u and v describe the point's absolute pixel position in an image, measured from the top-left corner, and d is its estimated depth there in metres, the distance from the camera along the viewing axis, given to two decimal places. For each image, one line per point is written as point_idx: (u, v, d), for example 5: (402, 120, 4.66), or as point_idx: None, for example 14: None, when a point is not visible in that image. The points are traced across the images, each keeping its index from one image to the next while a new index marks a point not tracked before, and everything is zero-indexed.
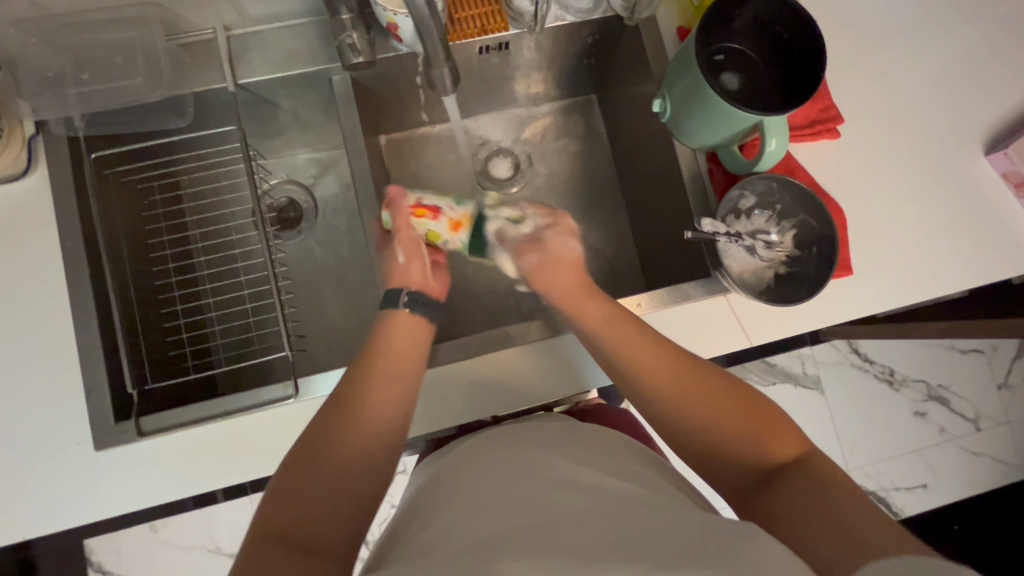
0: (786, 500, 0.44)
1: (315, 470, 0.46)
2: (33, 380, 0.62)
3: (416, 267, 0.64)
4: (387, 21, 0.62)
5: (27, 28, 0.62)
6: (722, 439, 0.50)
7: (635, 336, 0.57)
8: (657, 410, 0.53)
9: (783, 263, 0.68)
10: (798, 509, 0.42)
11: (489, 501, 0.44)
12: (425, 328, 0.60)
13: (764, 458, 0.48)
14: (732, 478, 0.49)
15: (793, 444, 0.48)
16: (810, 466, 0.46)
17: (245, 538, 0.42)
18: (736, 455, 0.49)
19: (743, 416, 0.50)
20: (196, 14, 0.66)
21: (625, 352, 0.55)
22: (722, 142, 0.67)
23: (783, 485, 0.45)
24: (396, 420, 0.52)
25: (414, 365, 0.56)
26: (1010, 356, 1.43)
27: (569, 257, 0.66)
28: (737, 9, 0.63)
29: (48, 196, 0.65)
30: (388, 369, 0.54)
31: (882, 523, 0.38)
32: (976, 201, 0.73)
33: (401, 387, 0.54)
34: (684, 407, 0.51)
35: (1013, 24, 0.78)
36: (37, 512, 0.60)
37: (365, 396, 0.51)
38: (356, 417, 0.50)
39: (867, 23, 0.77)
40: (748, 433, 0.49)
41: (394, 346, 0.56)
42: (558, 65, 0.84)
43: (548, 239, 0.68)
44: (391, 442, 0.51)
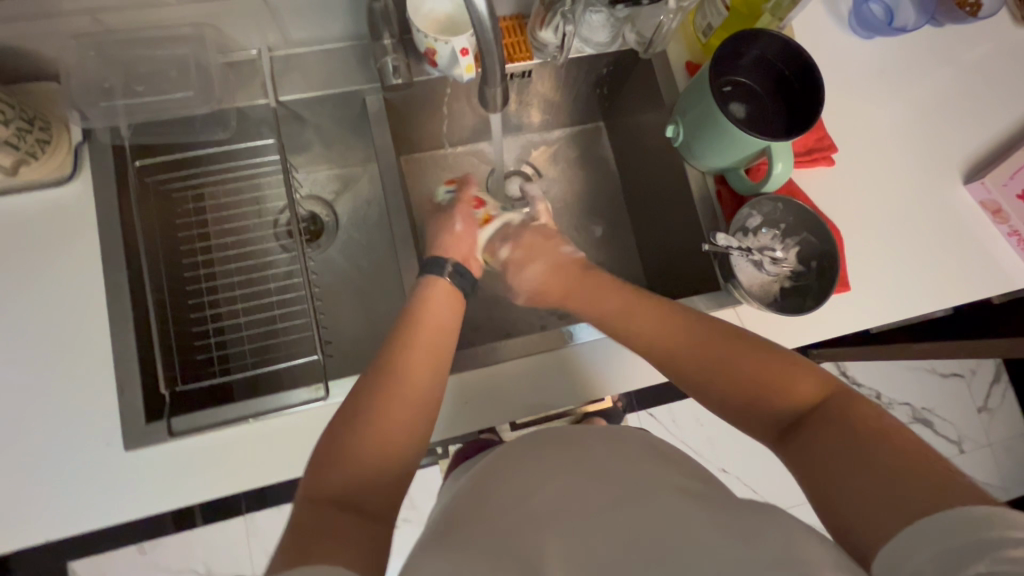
0: (816, 452, 0.46)
1: (354, 449, 0.50)
2: (63, 379, 0.63)
3: (464, 243, 0.71)
4: (426, 47, 0.66)
5: (84, 42, 0.65)
6: (745, 391, 0.53)
7: (648, 313, 0.61)
8: (690, 378, 0.56)
9: (788, 277, 0.73)
10: (829, 463, 0.45)
11: (536, 493, 0.47)
12: (455, 312, 0.63)
13: (789, 406, 0.51)
14: (771, 436, 0.51)
15: (816, 391, 0.50)
16: (832, 410, 0.48)
17: (296, 502, 0.46)
18: (761, 406, 0.52)
19: (759, 369, 0.53)
20: (245, 36, 0.71)
21: (646, 332, 0.60)
22: (731, 165, 0.72)
23: (813, 439, 0.47)
24: (427, 406, 0.55)
25: (443, 351, 0.59)
26: (987, 380, 1.50)
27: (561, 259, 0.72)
28: (744, 46, 0.70)
29: (91, 200, 0.67)
30: (420, 356, 0.57)
31: (911, 479, 0.40)
32: (958, 226, 0.80)
33: (436, 374, 0.57)
34: (709, 371, 0.55)
35: (983, 69, 0.87)
36: (61, 512, 0.60)
37: (399, 381, 0.54)
38: (389, 401, 0.53)
39: (855, 63, 0.85)
40: (770, 383, 0.52)
41: (425, 334, 0.59)
42: (572, 93, 0.90)
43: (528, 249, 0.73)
44: (423, 424, 0.54)
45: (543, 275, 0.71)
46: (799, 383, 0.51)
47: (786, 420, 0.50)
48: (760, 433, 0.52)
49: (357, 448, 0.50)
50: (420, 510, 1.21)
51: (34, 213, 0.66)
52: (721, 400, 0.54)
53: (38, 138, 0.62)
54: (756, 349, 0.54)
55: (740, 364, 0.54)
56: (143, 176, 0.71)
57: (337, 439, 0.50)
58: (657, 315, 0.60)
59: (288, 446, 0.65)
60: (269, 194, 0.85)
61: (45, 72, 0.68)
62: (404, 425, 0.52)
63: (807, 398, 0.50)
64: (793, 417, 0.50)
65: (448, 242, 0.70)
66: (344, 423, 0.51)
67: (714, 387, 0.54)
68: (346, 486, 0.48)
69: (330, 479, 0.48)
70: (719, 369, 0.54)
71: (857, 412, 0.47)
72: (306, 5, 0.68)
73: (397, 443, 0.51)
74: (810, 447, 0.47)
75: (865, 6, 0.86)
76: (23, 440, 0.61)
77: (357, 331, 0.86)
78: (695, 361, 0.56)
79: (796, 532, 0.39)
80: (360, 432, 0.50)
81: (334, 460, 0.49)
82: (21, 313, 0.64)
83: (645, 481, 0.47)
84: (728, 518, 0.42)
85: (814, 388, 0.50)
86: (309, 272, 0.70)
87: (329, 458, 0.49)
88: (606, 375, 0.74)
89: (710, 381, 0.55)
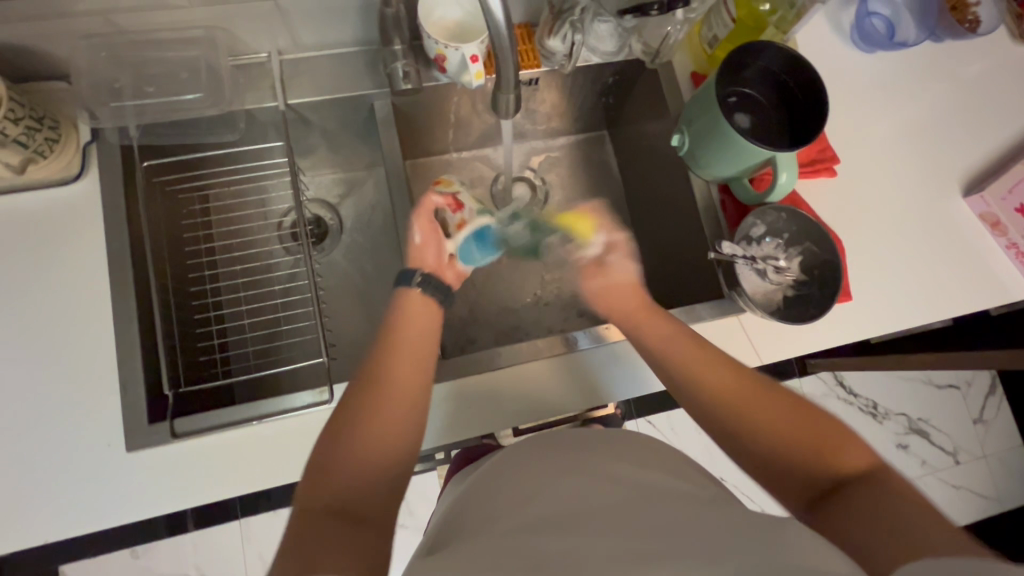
0: (848, 508, 0.45)
1: (347, 455, 0.50)
2: (66, 377, 0.63)
3: (429, 253, 0.67)
4: (436, 53, 0.67)
5: (95, 43, 0.65)
6: (790, 449, 0.51)
7: (701, 352, 0.60)
8: (729, 420, 0.55)
9: (791, 286, 0.74)
10: (859, 515, 0.44)
11: (543, 499, 0.47)
12: (434, 316, 0.63)
13: (832, 470, 0.49)
14: (803, 492, 0.49)
15: (865, 460, 0.48)
16: (881, 479, 0.46)
17: (290, 518, 0.46)
18: (803, 466, 0.50)
19: (809, 426, 0.52)
20: (255, 39, 0.71)
21: (694, 368, 0.59)
22: (735, 175, 0.73)
23: (854, 496, 0.45)
24: (414, 405, 0.55)
25: (425, 350, 0.59)
26: (983, 392, 1.51)
27: (627, 279, 0.70)
28: (749, 59, 0.71)
29: (98, 200, 0.67)
30: (404, 359, 0.57)
31: (947, 533, 0.39)
32: (957, 237, 0.81)
33: (419, 375, 0.57)
34: (756, 415, 0.54)
35: (982, 85, 0.89)
36: (61, 512, 0.60)
37: (385, 385, 0.54)
38: (375, 405, 0.53)
39: (856, 77, 0.86)
40: (817, 441, 0.50)
41: (408, 338, 0.59)
42: (577, 101, 0.91)
43: (614, 254, 0.72)
44: (413, 425, 0.54)
45: (621, 282, 0.70)
46: (847, 449, 0.49)
47: (825, 480, 0.49)
48: (792, 494, 0.50)
49: (348, 454, 0.50)
50: (417, 517, 1.20)
51: (41, 212, 0.66)
52: (762, 455, 0.52)
53: (46, 137, 0.63)
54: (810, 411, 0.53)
55: (792, 423, 0.52)
56: (151, 176, 0.71)
57: (328, 448, 0.50)
58: (711, 360, 0.59)
59: (292, 448, 0.65)
60: (275, 197, 0.85)
61: (56, 72, 0.69)
62: (391, 426, 0.52)
63: (854, 467, 0.48)
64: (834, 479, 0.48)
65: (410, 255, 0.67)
66: (334, 432, 0.51)
67: (760, 440, 0.53)
68: (343, 492, 0.48)
69: (325, 486, 0.48)
70: (768, 423, 0.53)
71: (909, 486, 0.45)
72: (317, 10, 0.68)
73: (388, 445, 0.52)
74: (849, 503, 0.45)
75: (866, 20, 0.87)
76: (25, 439, 0.61)
77: (359, 336, 0.85)
78: (741, 405, 0.55)
79: (805, 538, 0.39)
80: (352, 438, 0.50)
81: (326, 473, 0.48)
82: (24, 312, 0.64)
83: (651, 488, 0.47)
84: (737, 524, 0.42)
85: (863, 459, 0.48)
86: (315, 275, 0.70)
87: (321, 468, 0.49)
88: (609, 382, 0.75)
89: (755, 424, 0.53)
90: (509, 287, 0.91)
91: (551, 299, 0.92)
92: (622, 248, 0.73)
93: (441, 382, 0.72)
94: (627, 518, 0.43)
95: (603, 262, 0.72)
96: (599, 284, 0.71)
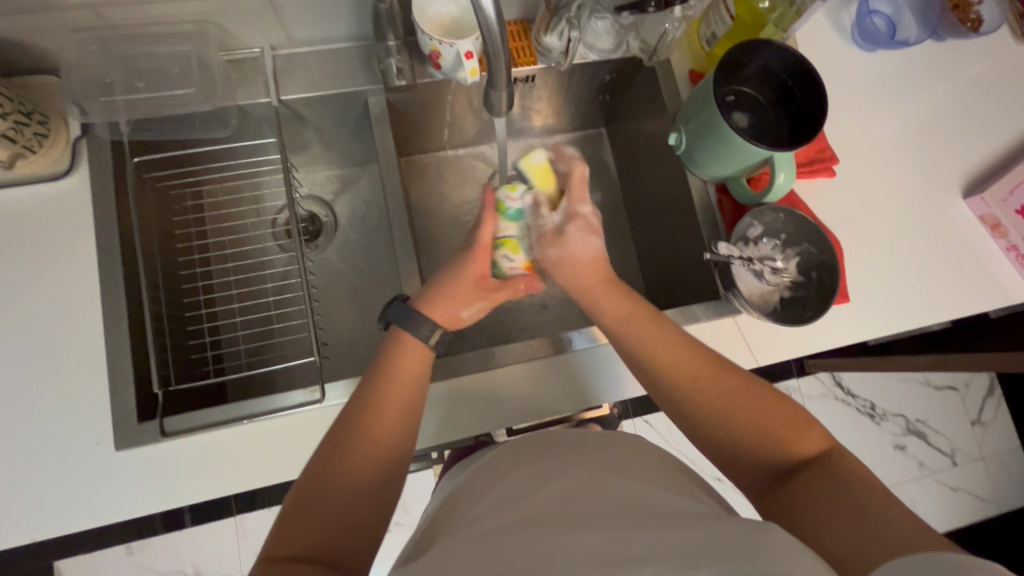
0: (809, 498, 0.47)
1: (321, 502, 0.48)
2: (54, 375, 0.62)
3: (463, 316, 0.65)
4: (431, 49, 0.66)
5: (85, 37, 0.64)
6: (750, 436, 0.52)
7: (660, 336, 0.58)
8: (688, 411, 0.55)
9: (788, 287, 0.73)
10: (821, 507, 0.45)
11: (529, 504, 0.46)
12: (426, 362, 0.59)
13: (788, 457, 0.51)
14: (759, 476, 0.51)
15: (816, 444, 0.51)
16: (833, 463, 0.49)
17: (263, 555, 0.45)
18: (761, 452, 0.51)
19: (766, 413, 0.52)
20: (247, 34, 0.71)
21: (652, 355, 0.57)
22: (732, 174, 0.72)
23: (813, 483, 0.48)
24: (397, 445, 0.53)
25: (416, 385, 0.57)
26: (981, 394, 1.51)
27: (586, 255, 0.64)
28: (749, 56, 0.70)
29: (87, 195, 0.66)
30: (389, 404, 0.54)
31: (906, 524, 0.41)
32: (955, 239, 0.80)
33: (406, 413, 0.54)
34: (716, 407, 0.53)
35: (982, 84, 0.88)
36: (48, 511, 0.59)
37: (366, 433, 0.52)
38: (352, 453, 0.51)
39: (856, 75, 0.85)
40: (773, 428, 0.52)
41: (396, 378, 0.56)
42: (574, 98, 0.90)
43: (576, 225, 0.63)
44: (391, 473, 0.52)
45: (581, 261, 0.64)
46: (801, 435, 0.51)
47: (782, 466, 0.51)
48: (748, 478, 0.52)
49: (326, 497, 0.48)
50: (412, 515, 1.20)
51: (29, 207, 0.66)
52: (720, 443, 0.53)
53: (35, 132, 0.62)
54: (767, 393, 0.54)
55: (751, 407, 0.53)
56: (141, 172, 0.70)
57: (308, 488, 0.49)
58: (673, 343, 0.57)
59: (284, 447, 0.64)
60: (268, 194, 0.84)
61: (46, 66, 0.68)
62: (367, 476, 0.50)
63: (807, 452, 0.50)
64: (791, 465, 0.50)
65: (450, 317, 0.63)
66: (308, 475, 0.49)
67: (718, 429, 0.53)
68: (314, 538, 0.47)
69: (296, 533, 0.46)
70: (726, 412, 0.53)
71: (860, 468, 0.48)
72: (310, 6, 0.68)
73: (362, 492, 0.50)
74: (806, 491, 0.47)
75: (867, 19, 0.86)
76: (13, 437, 0.60)
77: (353, 334, 0.85)
78: (699, 396, 0.54)
79: (793, 544, 0.39)
80: (328, 484, 0.49)
81: (302, 512, 0.48)
82: (13, 310, 0.63)
83: (640, 494, 0.46)
84: (725, 529, 0.41)
85: (817, 445, 0.51)
86: (307, 273, 0.69)
87: (298, 506, 0.48)
88: (603, 382, 0.74)
89: (713, 412, 0.53)
90: None
91: (547, 298, 0.92)
92: (589, 220, 0.64)
93: (434, 382, 0.71)
94: (613, 523, 0.42)
95: (563, 233, 0.63)
96: (557, 254, 0.64)
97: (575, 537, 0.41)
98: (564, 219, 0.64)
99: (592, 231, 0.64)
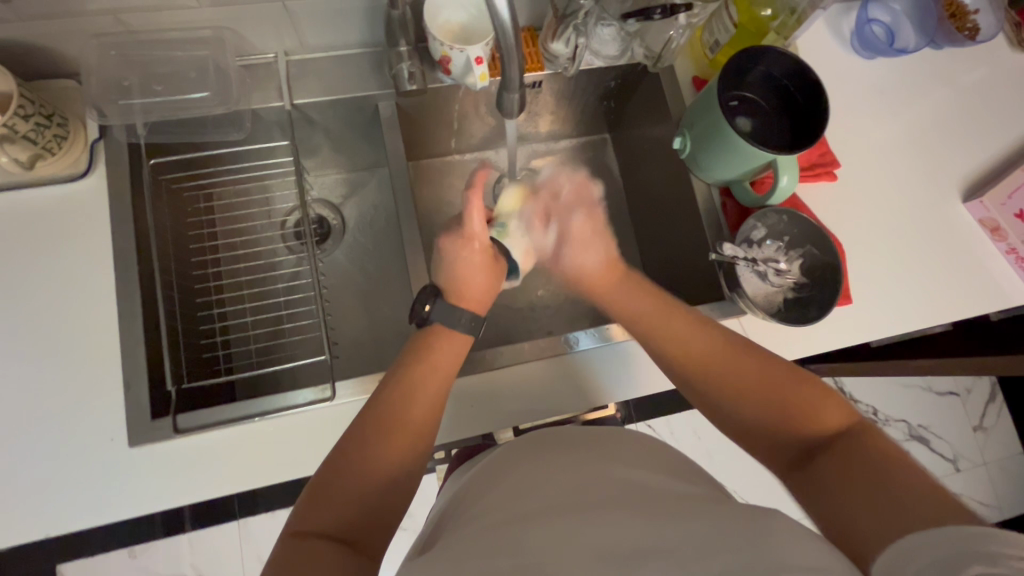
0: (832, 471, 0.47)
1: (347, 485, 0.49)
2: (68, 371, 0.63)
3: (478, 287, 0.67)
4: (441, 55, 0.68)
5: (105, 41, 0.66)
6: (771, 413, 0.53)
7: (681, 322, 0.62)
8: (708, 391, 0.57)
9: (792, 288, 0.74)
10: (844, 483, 0.45)
11: (546, 496, 0.47)
12: (455, 358, 0.61)
13: (813, 432, 0.51)
14: (786, 455, 0.52)
15: (840, 418, 0.51)
16: (858, 436, 0.48)
17: (283, 533, 0.46)
18: (784, 431, 0.52)
19: (787, 393, 0.53)
20: (262, 40, 0.72)
21: (673, 341, 0.61)
22: (737, 177, 0.73)
23: (834, 456, 0.48)
24: (424, 435, 0.55)
25: (446, 378, 0.59)
26: (983, 400, 1.52)
27: (592, 267, 0.69)
28: (750, 63, 0.72)
29: (104, 195, 0.68)
30: (419, 393, 0.56)
31: (922, 495, 0.41)
32: (956, 242, 0.81)
33: (433, 404, 0.56)
34: (737, 389, 0.55)
35: (980, 92, 0.89)
36: (61, 507, 0.60)
37: (397, 419, 0.53)
38: (383, 438, 0.52)
39: (856, 82, 0.87)
40: (795, 407, 0.52)
41: (425, 370, 0.58)
42: (580, 105, 0.92)
43: (573, 242, 0.71)
44: (414, 462, 0.54)
45: (591, 270, 0.69)
46: (825, 410, 0.52)
47: (807, 443, 0.51)
48: (776, 460, 0.52)
49: (351, 478, 0.49)
50: (416, 519, 1.20)
51: (47, 207, 0.67)
52: (744, 423, 0.54)
53: (55, 134, 0.63)
54: (787, 371, 0.55)
55: (768, 386, 0.54)
56: (157, 174, 0.72)
57: (334, 470, 0.49)
58: (690, 330, 0.61)
59: (294, 445, 0.65)
60: (278, 196, 0.86)
61: (67, 70, 0.70)
62: (394, 461, 0.52)
63: (831, 426, 0.50)
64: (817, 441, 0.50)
65: (462, 289, 0.66)
66: (336, 458, 0.50)
67: (740, 408, 0.55)
68: (337, 516, 0.47)
69: (320, 512, 0.47)
70: (744, 390, 0.55)
71: (883, 442, 0.47)
72: (323, 12, 0.69)
73: (386, 475, 0.51)
74: (831, 466, 0.47)
75: (867, 27, 0.88)
76: (27, 433, 0.61)
77: (361, 334, 0.86)
78: (721, 379, 0.56)
79: (798, 532, 0.40)
80: (354, 466, 0.50)
81: (324, 495, 0.48)
82: (29, 306, 0.64)
83: (651, 489, 0.47)
84: (732, 519, 0.42)
85: (841, 419, 0.51)
86: (319, 273, 0.70)
87: (322, 487, 0.48)
88: (609, 382, 0.75)
89: (733, 392, 0.55)
90: (511, 288, 0.92)
91: (552, 300, 0.93)
92: (580, 232, 0.71)
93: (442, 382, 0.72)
94: (624, 514, 0.43)
95: (561, 252, 0.71)
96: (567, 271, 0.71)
97: (585, 528, 0.42)
98: (559, 238, 0.72)
99: (589, 240, 0.70)
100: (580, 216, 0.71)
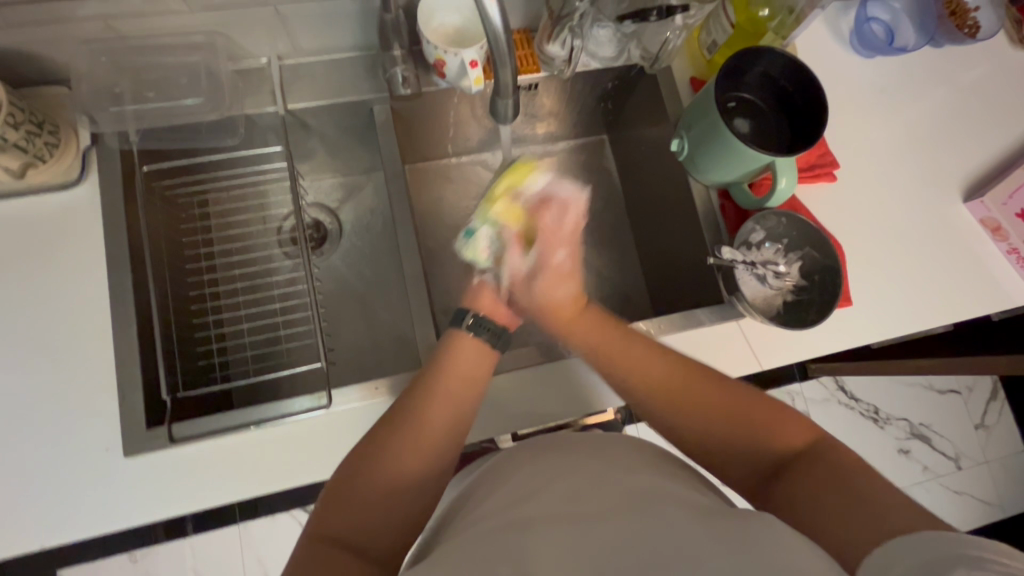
0: (802, 492, 0.47)
1: (364, 495, 0.48)
2: (62, 381, 0.63)
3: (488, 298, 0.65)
4: (435, 58, 0.67)
5: (95, 48, 0.66)
6: (736, 438, 0.52)
7: (639, 343, 0.60)
8: (667, 415, 0.56)
9: (791, 291, 0.74)
10: (810, 501, 0.46)
11: (546, 501, 0.46)
12: (481, 364, 0.60)
13: (777, 450, 0.51)
14: (750, 474, 0.52)
15: (801, 432, 0.51)
16: (820, 451, 0.49)
17: (298, 542, 0.46)
18: (749, 452, 0.52)
19: (753, 413, 0.53)
20: (255, 44, 0.72)
21: (632, 360, 0.59)
22: (734, 180, 0.73)
23: (803, 472, 0.48)
24: (446, 445, 0.53)
25: (474, 388, 0.58)
26: (984, 398, 1.51)
27: (561, 303, 0.64)
28: (749, 63, 0.71)
29: (96, 203, 0.67)
30: (440, 402, 0.55)
31: (898, 510, 0.41)
32: (956, 241, 0.80)
33: (455, 416, 0.55)
34: (698, 412, 0.54)
35: (980, 90, 0.88)
36: (56, 517, 0.60)
37: (416, 427, 0.53)
38: (403, 446, 0.51)
39: (855, 81, 0.86)
40: (760, 428, 0.52)
41: (453, 379, 0.57)
42: (577, 106, 0.91)
43: (547, 274, 0.65)
44: (436, 468, 0.53)
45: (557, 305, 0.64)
46: (788, 427, 0.52)
47: (772, 462, 0.51)
48: (742, 480, 0.52)
49: (369, 487, 0.49)
50: None
51: (40, 215, 0.67)
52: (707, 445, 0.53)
53: (46, 142, 0.63)
54: (747, 393, 0.54)
55: (731, 407, 0.53)
56: (150, 182, 0.71)
57: (352, 478, 0.49)
58: (652, 351, 0.59)
59: (288, 454, 0.65)
60: (274, 202, 0.85)
61: (59, 76, 0.69)
62: (415, 469, 0.51)
63: (794, 443, 0.51)
64: (784, 458, 0.51)
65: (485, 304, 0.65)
66: (355, 466, 0.50)
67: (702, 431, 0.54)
68: (352, 525, 0.47)
69: (337, 520, 0.47)
70: (708, 413, 0.54)
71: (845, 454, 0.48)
72: (315, 16, 0.69)
73: (406, 483, 0.50)
74: (798, 485, 0.47)
75: (866, 25, 0.87)
76: (21, 443, 0.61)
77: (358, 340, 0.85)
78: (685, 403, 0.55)
79: (794, 541, 0.39)
80: (372, 475, 0.49)
81: (338, 504, 0.48)
82: (22, 315, 0.64)
83: (648, 495, 0.46)
84: (727, 524, 0.41)
85: (802, 435, 0.51)
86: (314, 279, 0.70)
87: (337, 495, 0.48)
88: (607, 386, 0.74)
89: (695, 419, 0.54)
90: None
91: None
92: (559, 268, 0.65)
93: None
94: (620, 518, 0.43)
95: (532, 280, 0.65)
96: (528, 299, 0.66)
97: (581, 536, 0.41)
98: (536, 267, 0.65)
99: (564, 276, 0.65)
100: (566, 253, 0.65)
